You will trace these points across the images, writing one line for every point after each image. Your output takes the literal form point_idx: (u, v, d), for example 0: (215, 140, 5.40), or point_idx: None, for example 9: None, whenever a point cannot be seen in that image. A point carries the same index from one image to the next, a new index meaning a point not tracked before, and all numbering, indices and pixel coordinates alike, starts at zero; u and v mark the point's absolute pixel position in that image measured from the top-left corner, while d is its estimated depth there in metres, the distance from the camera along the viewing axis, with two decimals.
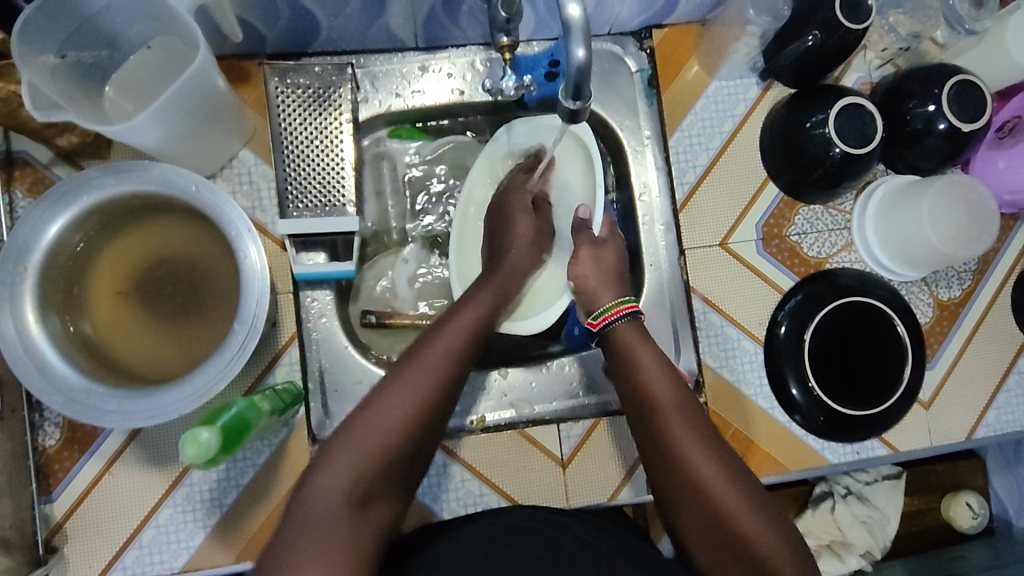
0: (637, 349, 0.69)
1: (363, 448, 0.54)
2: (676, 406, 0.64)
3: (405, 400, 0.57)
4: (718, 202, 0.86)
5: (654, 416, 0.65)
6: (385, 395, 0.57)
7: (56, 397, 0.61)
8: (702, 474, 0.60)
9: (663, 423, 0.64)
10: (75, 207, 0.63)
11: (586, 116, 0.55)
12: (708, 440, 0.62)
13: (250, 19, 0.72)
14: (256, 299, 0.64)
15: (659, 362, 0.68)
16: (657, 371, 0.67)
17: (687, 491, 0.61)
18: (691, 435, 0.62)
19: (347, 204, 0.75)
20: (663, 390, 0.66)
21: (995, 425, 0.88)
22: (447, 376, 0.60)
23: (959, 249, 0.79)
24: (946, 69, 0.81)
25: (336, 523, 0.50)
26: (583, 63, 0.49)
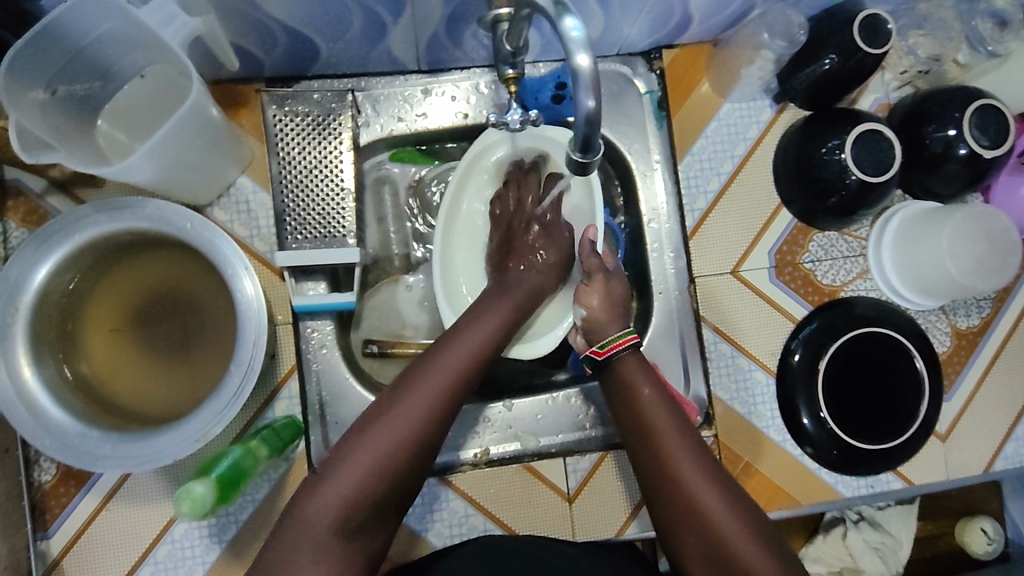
0: (635, 381, 0.67)
1: (352, 478, 0.53)
2: (683, 445, 0.62)
3: (399, 431, 0.55)
4: (730, 228, 0.84)
5: (656, 455, 0.62)
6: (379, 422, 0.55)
7: (50, 443, 0.59)
8: (709, 520, 0.58)
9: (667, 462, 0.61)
10: (67, 246, 0.62)
11: (596, 167, 0.53)
12: (715, 481, 0.60)
13: (247, 45, 0.69)
14: (253, 339, 0.63)
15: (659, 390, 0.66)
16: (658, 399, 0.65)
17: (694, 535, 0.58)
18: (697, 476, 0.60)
19: (347, 234, 0.73)
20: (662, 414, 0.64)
21: (1013, 457, 0.85)
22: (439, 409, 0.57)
23: (979, 282, 0.77)
24: (969, 92, 0.77)
25: (318, 564, 0.50)
26: (592, 113, 0.47)
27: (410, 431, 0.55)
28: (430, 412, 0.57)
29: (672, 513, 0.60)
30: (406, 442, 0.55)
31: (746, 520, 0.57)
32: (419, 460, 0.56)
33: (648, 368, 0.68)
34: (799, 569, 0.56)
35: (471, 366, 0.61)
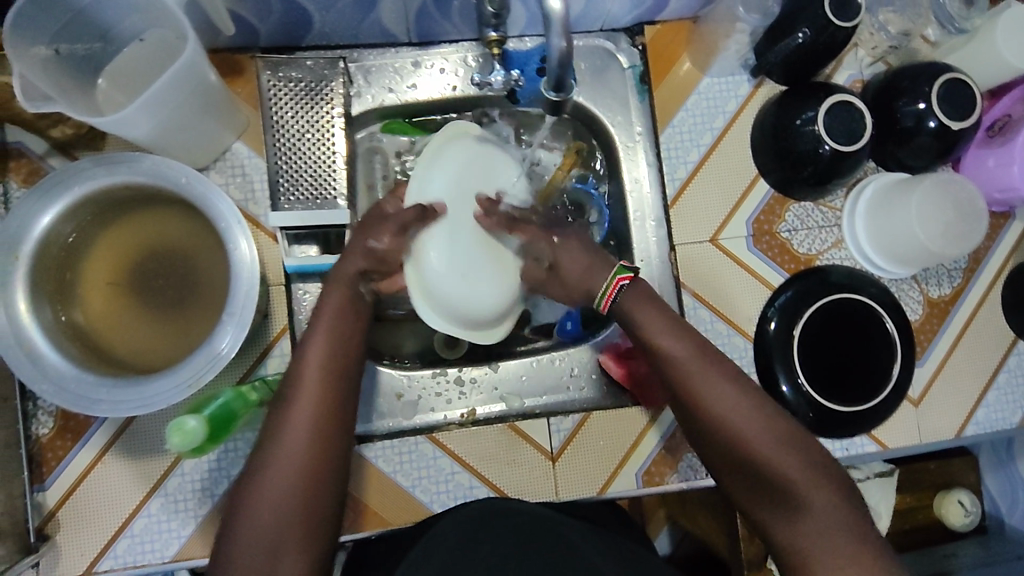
0: (642, 312, 0.67)
1: (270, 517, 0.57)
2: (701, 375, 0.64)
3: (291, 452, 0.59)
4: (711, 198, 0.87)
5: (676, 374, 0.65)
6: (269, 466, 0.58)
7: (47, 387, 0.61)
8: (731, 427, 0.63)
9: (697, 388, 0.64)
10: (67, 198, 0.64)
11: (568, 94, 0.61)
12: (732, 385, 0.64)
13: (241, 12, 0.72)
14: (246, 289, 0.65)
15: (663, 317, 0.67)
16: (664, 330, 0.66)
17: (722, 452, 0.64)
18: (716, 396, 0.63)
19: (338, 197, 0.76)
20: (671, 346, 0.66)
21: (984, 422, 0.88)
22: (316, 427, 0.60)
23: (947, 247, 0.80)
24: (937, 67, 0.81)
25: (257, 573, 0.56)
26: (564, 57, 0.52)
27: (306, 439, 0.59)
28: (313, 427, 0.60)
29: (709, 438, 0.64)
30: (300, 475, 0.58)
31: (761, 415, 0.63)
32: (326, 469, 0.60)
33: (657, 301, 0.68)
34: (804, 443, 0.63)
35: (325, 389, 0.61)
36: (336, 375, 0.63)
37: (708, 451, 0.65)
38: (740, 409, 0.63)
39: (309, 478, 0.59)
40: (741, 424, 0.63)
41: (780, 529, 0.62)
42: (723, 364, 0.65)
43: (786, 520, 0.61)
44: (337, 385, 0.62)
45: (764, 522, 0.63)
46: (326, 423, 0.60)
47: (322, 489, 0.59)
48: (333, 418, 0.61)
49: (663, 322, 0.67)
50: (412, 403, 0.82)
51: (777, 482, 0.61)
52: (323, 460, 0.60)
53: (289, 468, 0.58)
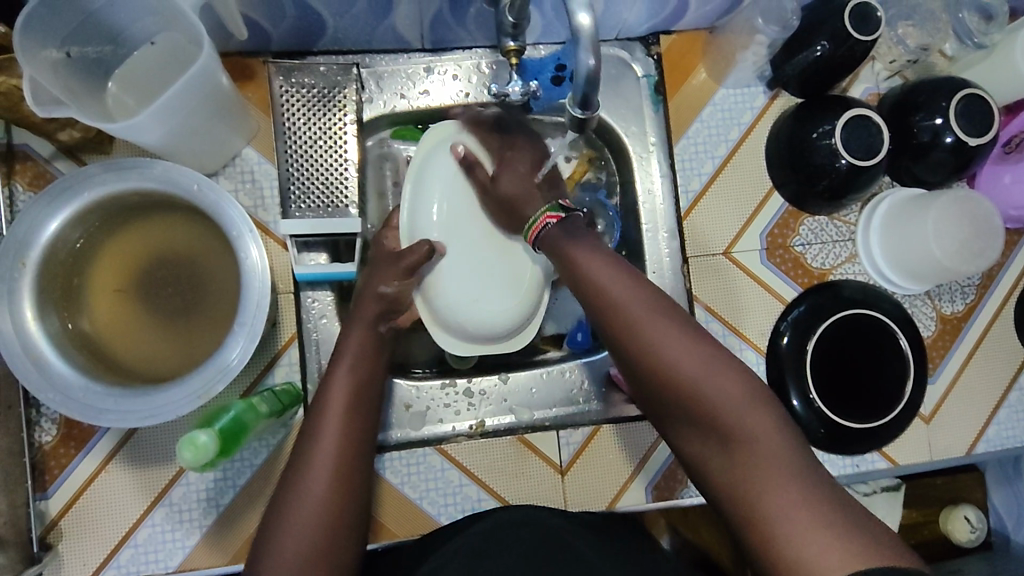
0: (574, 248, 0.68)
1: (300, 534, 0.57)
2: (626, 302, 0.64)
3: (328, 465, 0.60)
4: (724, 210, 0.86)
5: (606, 304, 0.65)
6: (297, 487, 0.59)
7: (54, 396, 0.60)
8: (659, 355, 0.62)
9: (620, 313, 0.64)
10: (75, 204, 0.63)
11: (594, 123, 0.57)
12: (658, 316, 0.64)
13: (255, 16, 0.71)
14: (257, 299, 0.64)
15: (592, 247, 0.67)
16: (592, 259, 0.66)
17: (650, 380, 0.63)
18: (642, 323, 0.63)
19: (349, 205, 0.75)
20: (600, 275, 0.65)
21: (995, 440, 0.87)
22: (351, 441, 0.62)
23: (963, 264, 0.79)
24: (955, 82, 0.80)
25: None
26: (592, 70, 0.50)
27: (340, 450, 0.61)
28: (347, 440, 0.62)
29: (636, 368, 0.64)
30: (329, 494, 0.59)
31: (688, 344, 0.63)
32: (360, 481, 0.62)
33: (589, 235, 0.69)
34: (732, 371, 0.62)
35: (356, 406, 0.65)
36: (365, 394, 0.66)
37: (639, 382, 0.65)
38: (669, 334, 0.63)
39: (336, 497, 0.59)
40: (669, 352, 0.62)
41: (709, 461, 0.61)
42: (653, 295, 0.65)
43: (719, 447, 0.60)
44: (361, 407, 0.65)
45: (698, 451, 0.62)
46: (350, 444, 0.62)
47: (346, 508, 0.60)
48: (357, 442, 0.63)
49: (594, 253, 0.67)
50: (420, 413, 0.81)
51: (704, 411, 0.61)
52: (349, 479, 0.61)
53: (323, 487, 0.59)
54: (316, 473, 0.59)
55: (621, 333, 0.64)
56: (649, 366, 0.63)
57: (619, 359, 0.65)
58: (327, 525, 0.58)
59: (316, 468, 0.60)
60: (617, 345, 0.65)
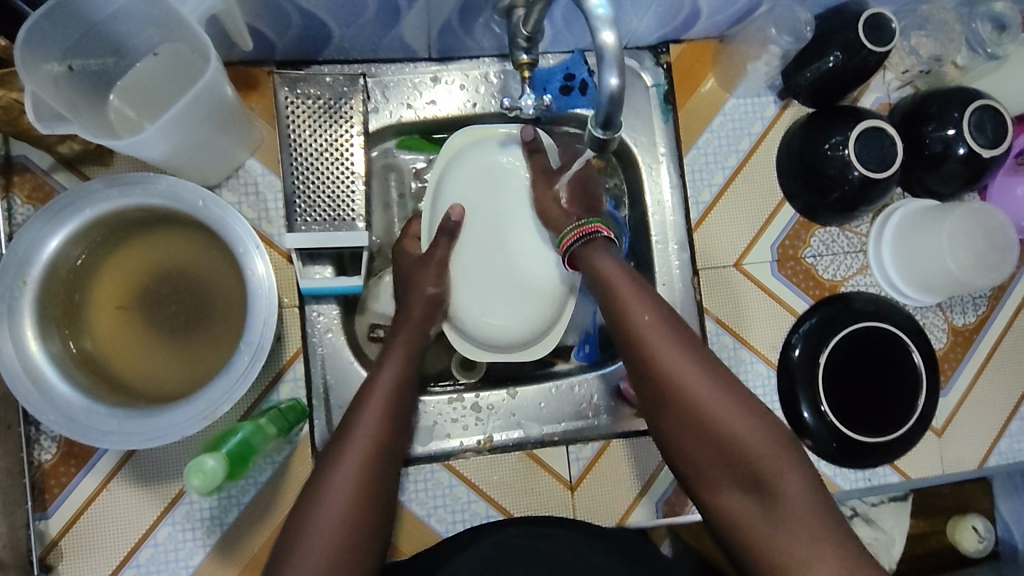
0: (609, 271, 0.68)
1: (323, 536, 0.57)
2: (664, 342, 0.64)
3: (344, 498, 0.59)
4: (734, 222, 0.85)
5: (644, 346, 0.64)
6: (323, 491, 0.59)
7: (55, 417, 0.59)
8: (696, 400, 0.62)
9: (658, 356, 0.63)
10: (77, 220, 0.61)
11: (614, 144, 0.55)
12: (697, 361, 0.63)
13: (260, 26, 0.70)
14: (264, 317, 0.62)
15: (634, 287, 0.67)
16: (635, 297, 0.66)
17: (682, 424, 0.62)
18: (682, 367, 0.63)
19: (356, 218, 0.73)
20: (641, 315, 0.65)
21: (1007, 453, 0.87)
22: (374, 475, 0.61)
23: (977, 277, 0.78)
24: (969, 93, 0.79)
25: None
26: (615, 92, 0.49)
27: (359, 483, 0.60)
28: (369, 475, 0.61)
29: (668, 407, 0.63)
30: (352, 498, 0.59)
31: (727, 393, 0.62)
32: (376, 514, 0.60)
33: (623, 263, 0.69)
34: (770, 420, 0.62)
35: (382, 438, 0.64)
36: (393, 426, 0.65)
37: (668, 425, 0.64)
38: (705, 380, 0.62)
39: (360, 502, 0.59)
40: (707, 398, 0.62)
41: (742, 515, 0.60)
42: (691, 342, 0.65)
43: (750, 500, 0.60)
44: (392, 417, 0.66)
45: (727, 505, 0.61)
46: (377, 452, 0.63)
47: (370, 514, 0.60)
48: (384, 463, 0.63)
49: (630, 283, 0.67)
50: (427, 428, 0.79)
51: (740, 461, 0.60)
52: (374, 484, 0.61)
53: (336, 517, 0.58)
54: (343, 475, 0.60)
55: (657, 375, 0.63)
56: (682, 411, 0.62)
57: (649, 399, 0.65)
58: (349, 528, 0.58)
59: (342, 477, 0.60)
60: (651, 387, 0.64)
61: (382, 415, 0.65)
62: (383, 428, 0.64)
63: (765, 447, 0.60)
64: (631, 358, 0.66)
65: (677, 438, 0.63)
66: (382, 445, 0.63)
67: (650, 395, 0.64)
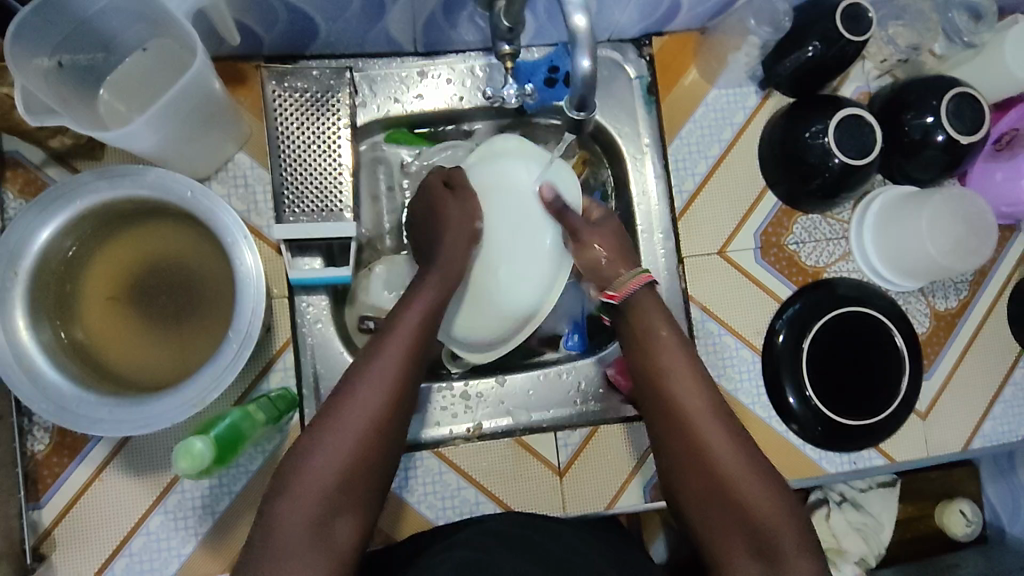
0: (659, 335, 0.71)
1: (325, 470, 0.57)
2: (705, 412, 0.67)
3: (359, 425, 0.60)
4: (718, 210, 0.86)
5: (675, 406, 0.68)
6: (332, 427, 0.59)
7: (47, 406, 0.60)
8: (719, 462, 0.64)
9: (688, 418, 0.67)
10: (67, 212, 0.62)
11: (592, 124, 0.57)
12: (724, 427, 0.66)
13: (248, 22, 0.71)
14: (252, 306, 0.63)
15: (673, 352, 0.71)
16: (673, 361, 0.70)
17: (708, 492, 0.64)
18: (711, 430, 0.66)
19: (344, 209, 0.74)
20: (676, 375, 0.69)
21: (991, 435, 0.88)
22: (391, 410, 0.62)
23: (956, 262, 0.79)
24: (946, 81, 0.81)
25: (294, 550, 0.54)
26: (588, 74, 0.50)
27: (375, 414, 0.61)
28: (386, 409, 0.61)
29: (690, 466, 0.65)
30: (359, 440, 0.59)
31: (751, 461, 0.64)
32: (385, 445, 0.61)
33: (676, 332, 0.72)
34: (788, 496, 0.64)
35: (405, 372, 0.64)
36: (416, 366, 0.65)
37: (687, 485, 0.65)
38: (738, 455, 0.64)
39: (369, 445, 0.59)
40: (731, 463, 0.64)
41: None
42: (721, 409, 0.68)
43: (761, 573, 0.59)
44: (413, 366, 0.65)
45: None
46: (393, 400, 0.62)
47: (373, 459, 0.60)
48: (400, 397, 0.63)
49: (678, 355, 0.70)
50: (418, 416, 0.80)
51: (755, 528, 0.61)
52: (389, 416, 0.61)
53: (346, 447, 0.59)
54: (354, 415, 0.60)
55: (684, 435, 0.66)
56: (712, 476, 0.64)
57: (678, 462, 0.66)
58: (359, 453, 0.59)
59: (358, 405, 0.61)
60: (677, 445, 0.66)
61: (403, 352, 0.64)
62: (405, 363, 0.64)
63: (779, 517, 0.61)
64: (662, 417, 0.68)
65: (699, 505, 0.64)
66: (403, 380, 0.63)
67: (679, 458, 0.66)
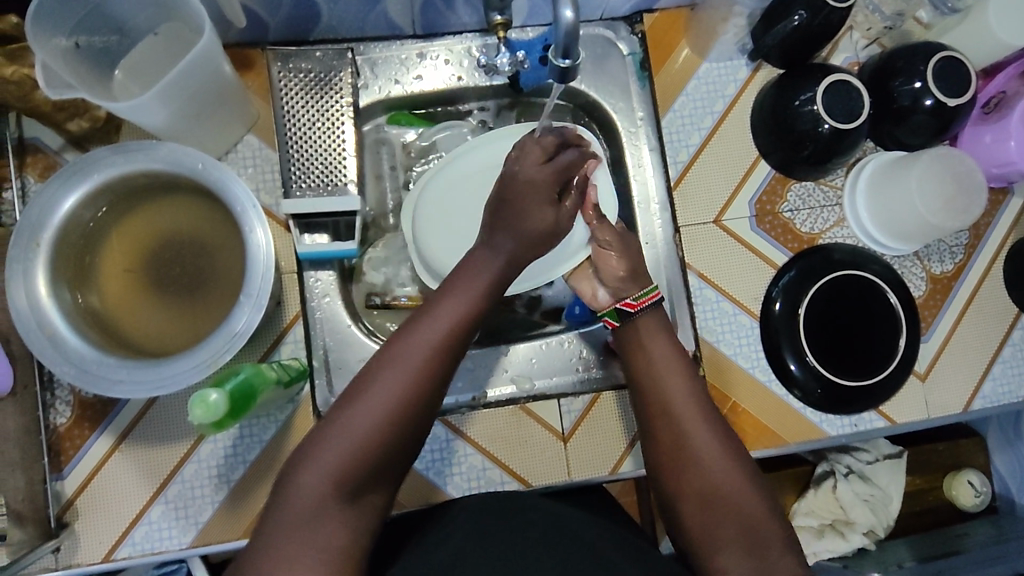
0: (654, 342, 0.70)
1: (346, 444, 0.56)
2: (698, 417, 0.65)
3: (392, 398, 0.57)
4: (713, 180, 0.88)
5: (668, 408, 0.66)
6: (362, 400, 0.57)
7: (68, 369, 0.63)
8: (710, 464, 0.63)
9: (680, 421, 0.65)
10: (85, 185, 0.66)
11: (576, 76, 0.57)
12: (716, 430, 0.65)
13: (252, 5, 0.74)
14: (262, 272, 0.66)
15: (670, 354, 0.69)
16: (667, 363, 0.68)
17: (699, 496, 0.62)
18: (704, 432, 0.64)
19: (348, 183, 0.77)
20: (670, 375, 0.67)
21: (991, 396, 0.89)
22: (428, 385, 0.59)
23: (946, 220, 0.81)
24: (932, 45, 0.82)
25: (311, 523, 0.53)
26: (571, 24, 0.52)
27: (410, 389, 0.58)
28: (421, 385, 0.58)
29: (680, 468, 0.63)
30: (388, 416, 0.57)
31: (741, 463, 0.63)
32: (418, 420, 0.59)
33: (670, 338, 0.71)
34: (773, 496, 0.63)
35: (447, 347, 0.60)
36: (461, 341, 0.62)
37: (678, 488, 0.63)
38: (730, 461, 0.63)
39: (398, 420, 0.57)
40: (722, 466, 0.63)
41: None
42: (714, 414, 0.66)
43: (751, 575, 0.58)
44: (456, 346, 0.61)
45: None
46: (430, 377, 0.59)
47: (399, 439, 0.58)
48: (440, 374, 0.60)
49: (672, 359, 0.69)
50: None
51: (745, 530, 0.60)
52: (426, 392, 0.59)
53: (373, 421, 0.57)
54: (387, 389, 0.57)
55: (677, 438, 0.64)
56: (703, 480, 0.62)
57: (668, 465, 0.64)
58: (389, 427, 0.57)
59: (394, 379, 0.58)
60: (668, 448, 0.65)
61: (450, 327, 0.61)
62: (449, 338, 0.60)
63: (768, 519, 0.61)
64: (652, 421, 0.66)
65: (689, 507, 0.62)
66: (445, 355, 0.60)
67: (669, 461, 0.64)
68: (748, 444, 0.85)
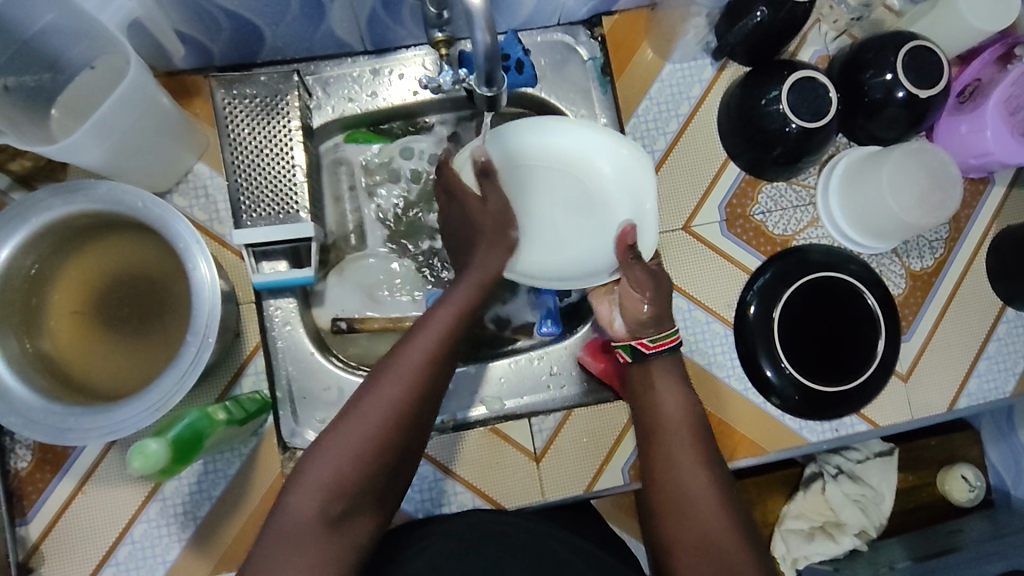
0: (664, 384, 0.68)
1: (333, 466, 0.55)
2: (705, 474, 0.62)
3: (378, 416, 0.58)
4: (680, 185, 0.86)
5: (671, 452, 0.64)
6: (351, 418, 0.57)
7: (16, 420, 0.61)
8: (705, 516, 0.60)
9: (682, 465, 0.63)
10: (24, 230, 0.64)
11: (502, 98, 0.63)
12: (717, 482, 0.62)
13: (191, 32, 0.72)
14: (209, 310, 0.64)
15: (679, 398, 0.67)
16: (674, 406, 0.66)
17: (693, 550, 0.59)
18: (704, 484, 0.62)
19: (301, 209, 0.75)
20: (677, 419, 0.66)
21: (976, 393, 0.86)
22: (415, 403, 0.59)
23: (922, 218, 0.78)
24: (902, 35, 0.79)
25: (296, 556, 0.52)
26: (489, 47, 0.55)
27: (397, 407, 0.58)
28: (407, 401, 0.59)
29: (677, 516, 0.61)
30: (380, 429, 0.57)
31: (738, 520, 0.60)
32: (406, 440, 0.59)
33: (683, 385, 0.68)
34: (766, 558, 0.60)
35: (431, 364, 0.61)
36: (444, 358, 0.63)
37: (673, 535, 0.61)
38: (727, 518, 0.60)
39: (385, 439, 0.57)
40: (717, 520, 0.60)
41: None
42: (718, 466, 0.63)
43: None
44: (445, 359, 0.63)
45: None
46: (416, 394, 0.59)
47: (390, 456, 0.58)
48: (426, 392, 0.60)
49: (685, 413, 0.66)
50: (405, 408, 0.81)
51: None
52: (414, 409, 0.59)
53: (357, 442, 0.56)
54: (376, 405, 0.58)
55: (675, 483, 0.62)
56: (702, 531, 0.59)
57: (668, 516, 0.62)
58: (376, 445, 0.57)
59: (380, 398, 0.58)
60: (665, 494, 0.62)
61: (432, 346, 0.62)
62: (433, 356, 0.61)
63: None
64: (654, 462, 0.65)
65: (685, 560, 0.59)
66: (429, 372, 0.61)
67: (668, 505, 0.62)
68: (728, 455, 0.83)
